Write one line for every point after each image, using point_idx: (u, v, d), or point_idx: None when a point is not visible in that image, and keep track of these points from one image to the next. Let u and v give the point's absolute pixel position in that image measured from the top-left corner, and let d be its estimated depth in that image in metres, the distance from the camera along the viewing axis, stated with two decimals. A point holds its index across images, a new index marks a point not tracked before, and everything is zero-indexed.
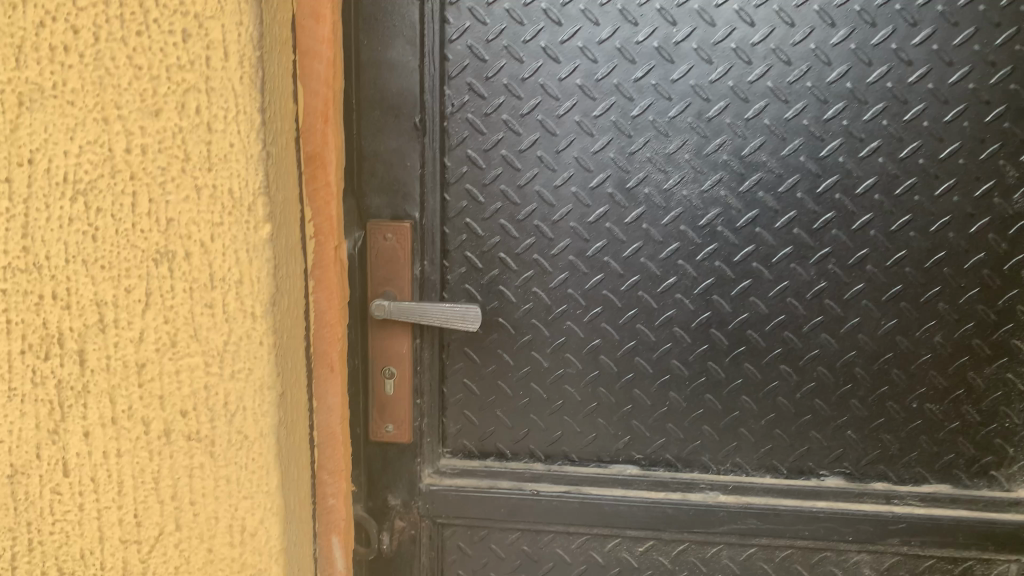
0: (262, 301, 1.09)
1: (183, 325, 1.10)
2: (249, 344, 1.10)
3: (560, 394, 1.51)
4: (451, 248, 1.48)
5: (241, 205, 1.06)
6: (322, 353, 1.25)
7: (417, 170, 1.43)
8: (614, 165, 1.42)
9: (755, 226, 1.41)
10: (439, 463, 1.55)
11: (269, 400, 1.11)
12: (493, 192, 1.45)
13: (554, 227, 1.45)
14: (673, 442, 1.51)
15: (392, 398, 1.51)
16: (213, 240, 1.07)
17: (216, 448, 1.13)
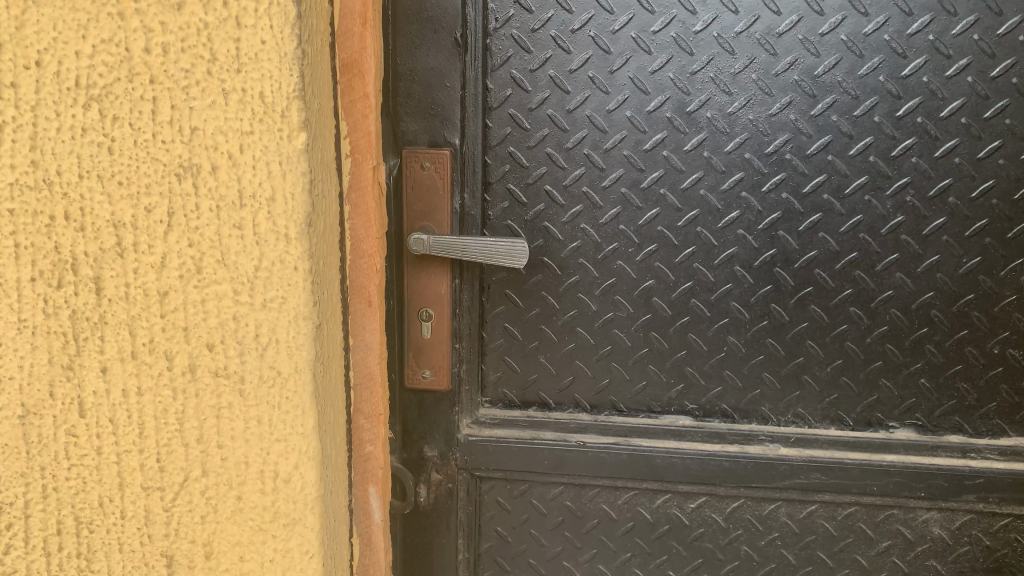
0: (297, 221, 0.97)
1: (208, 248, 0.99)
2: (282, 269, 0.98)
3: (609, 338, 1.41)
4: (493, 179, 1.37)
5: (273, 112, 0.94)
6: (359, 287, 1.14)
7: (457, 91, 1.32)
8: (674, 86, 1.31)
9: (827, 154, 1.30)
10: (478, 413, 1.45)
11: (305, 332, 1.00)
12: (540, 118, 1.34)
13: (606, 156, 1.34)
14: (730, 391, 1.40)
15: (429, 341, 1.39)
16: (241, 152, 0.96)
17: (246, 386, 1.03)
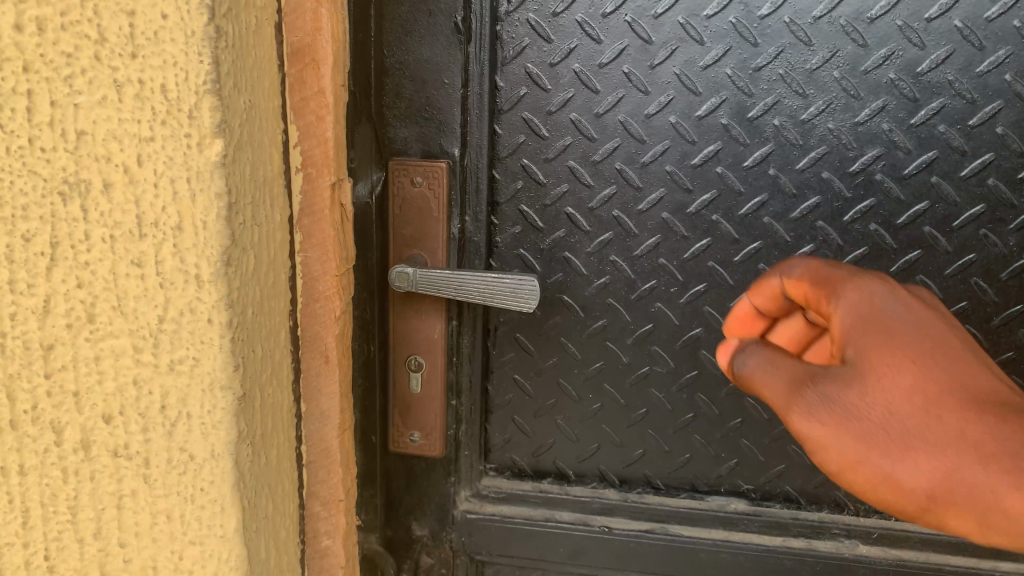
0: (209, 258, 0.72)
1: (101, 291, 0.75)
2: (193, 323, 0.74)
3: (644, 400, 1.13)
4: (502, 199, 1.11)
5: (178, 111, 0.69)
6: (313, 339, 0.89)
7: (458, 90, 1.05)
8: (731, 86, 1.03)
9: (930, 175, 1.01)
10: (480, 484, 1.19)
11: (224, 407, 0.75)
12: (561, 124, 1.07)
13: (643, 172, 1.07)
14: (795, 470, 1.12)
15: (419, 398, 1.12)
16: (140, 165, 0.72)
17: (151, 471, 0.78)
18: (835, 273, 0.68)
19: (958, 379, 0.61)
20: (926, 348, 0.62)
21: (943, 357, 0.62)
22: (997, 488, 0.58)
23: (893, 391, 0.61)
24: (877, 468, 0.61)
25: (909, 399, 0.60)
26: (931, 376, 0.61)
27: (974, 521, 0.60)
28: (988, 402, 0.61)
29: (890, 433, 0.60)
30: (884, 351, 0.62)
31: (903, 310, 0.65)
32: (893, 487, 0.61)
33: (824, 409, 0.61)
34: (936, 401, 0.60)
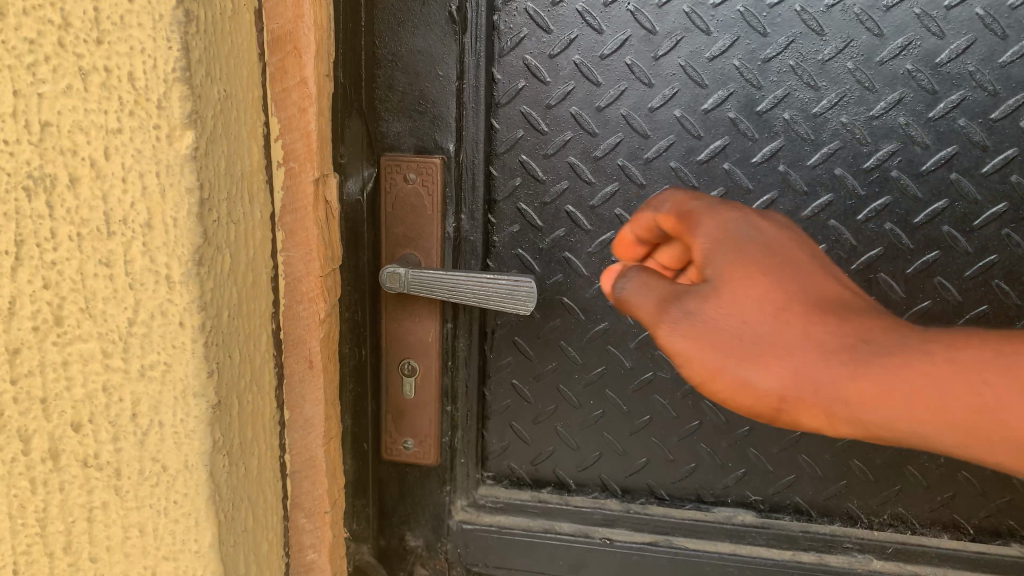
0: (181, 258, 0.68)
1: (68, 292, 0.70)
2: (165, 326, 0.69)
3: (648, 407, 1.08)
4: (500, 197, 1.07)
5: (146, 100, 0.65)
6: (296, 343, 0.85)
7: (453, 83, 1.00)
8: (739, 78, 0.98)
9: (948, 171, 0.96)
10: (477, 493, 1.14)
11: (197, 416, 0.71)
12: (561, 118, 1.03)
13: (647, 169, 1.02)
14: (806, 481, 1.07)
15: (412, 404, 1.08)
16: (107, 158, 0.67)
17: (123, 482, 0.74)
18: (692, 204, 0.66)
19: (807, 285, 0.59)
20: (772, 258, 0.60)
21: (791, 266, 0.60)
22: (849, 379, 0.54)
23: (743, 299, 0.58)
24: (733, 374, 0.57)
25: (763, 309, 0.58)
26: (780, 281, 0.59)
27: (833, 419, 0.56)
28: (839, 303, 0.58)
29: (741, 337, 0.57)
30: (737, 267, 0.60)
31: (753, 230, 0.63)
32: (749, 393, 0.58)
33: (678, 324, 0.59)
34: (785, 302, 0.57)
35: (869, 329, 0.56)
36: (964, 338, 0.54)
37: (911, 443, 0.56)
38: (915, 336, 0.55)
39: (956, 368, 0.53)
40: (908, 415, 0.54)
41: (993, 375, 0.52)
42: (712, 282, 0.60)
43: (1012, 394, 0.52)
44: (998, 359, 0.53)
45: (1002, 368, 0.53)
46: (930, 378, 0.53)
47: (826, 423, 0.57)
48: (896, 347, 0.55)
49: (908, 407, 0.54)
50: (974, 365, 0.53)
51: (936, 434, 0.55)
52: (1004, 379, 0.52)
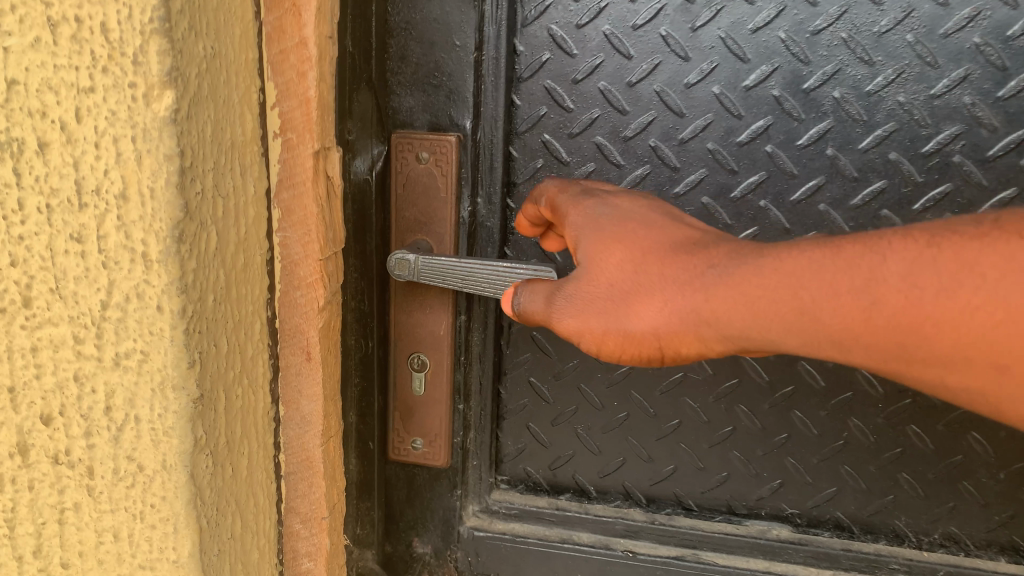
0: (158, 234, 0.60)
1: (37, 270, 0.64)
2: (141, 310, 0.62)
3: (677, 410, 0.99)
4: (519, 179, 0.99)
5: (121, 55, 0.58)
6: (292, 332, 0.77)
7: (470, 54, 0.92)
8: (785, 52, 0.89)
9: (1018, 157, 0.86)
10: (489, 499, 1.06)
11: (176, 411, 0.64)
12: (588, 94, 0.95)
13: (681, 151, 0.94)
14: (848, 495, 0.98)
15: (422, 401, 1.00)
16: (78, 121, 0.60)
17: (95, 482, 0.67)
18: (560, 198, 0.79)
19: (654, 237, 0.68)
20: (629, 225, 0.70)
21: (650, 225, 0.70)
22: (702, 307, 0.62)
23: (610, 266, 0.68)
24: (619, 329, 0.66)
25: (622, 268, 0.67)
26: (638, 241, 0.68)
27: (709, 344, 0.64)
28: (689, 245, 0.66)
29: (616, 297, 0.67)
30: (596, 241, 0.70)
31: (611, 207, 0.73)
32: (636, 341, 0.66)
33: (568, 300, 0.70)
34: (642, 257, 0.67)
35: (711, 259, 0.64)
36: (782, 249, 0.60)
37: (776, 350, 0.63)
38: (744, 256, 0.62)
39: (776, 278, 0.59)
40: (751, 325, 0.61)
41: (804, 279, 0.59)
42: (586, 260, 0.70)
43: (822, 291, 0.58)
44: (809, 264, 0.59)
45: (813, 271, 0.58)
46: (755, 292, 0.60)
47: (707, 349, 0.65)
48: (730, 271, 0.62)
49: (746, 319, 0.61)
50: (794, 273, 0.59)
51: (786, 339, 0.61)
52: (813, 280, 0.58)
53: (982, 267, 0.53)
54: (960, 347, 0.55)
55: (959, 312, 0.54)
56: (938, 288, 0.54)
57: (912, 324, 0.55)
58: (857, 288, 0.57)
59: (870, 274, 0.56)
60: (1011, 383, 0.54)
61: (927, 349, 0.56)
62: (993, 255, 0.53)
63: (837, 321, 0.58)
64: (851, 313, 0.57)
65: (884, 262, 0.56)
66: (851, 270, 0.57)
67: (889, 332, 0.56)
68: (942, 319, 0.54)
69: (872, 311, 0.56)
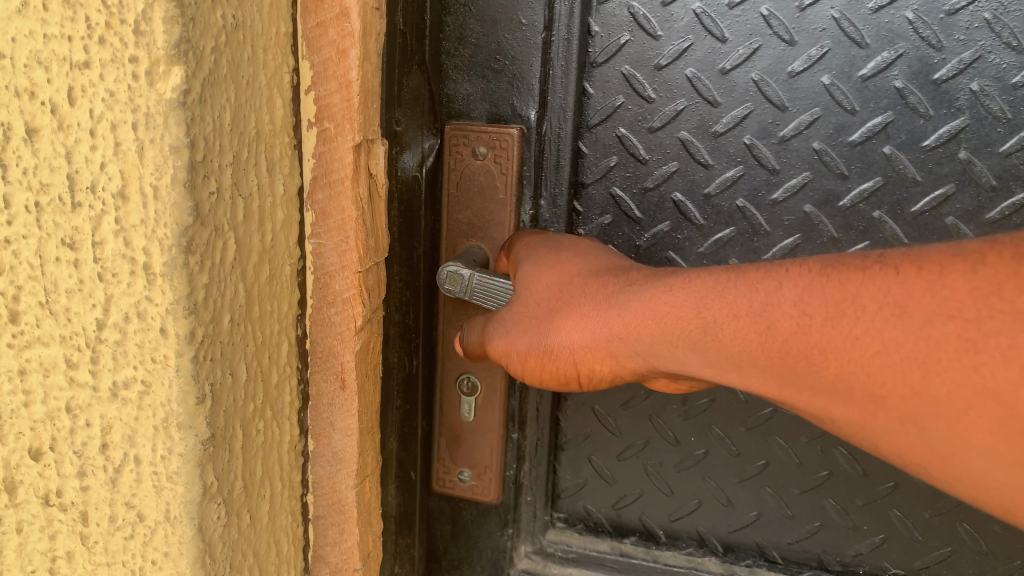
0: (161, 243, 0.49)
1: (25, 280, 0.54)
2: (142, 333, 0.51)
3: (764, 449, 0.86)
4: (589, 179, 0.87)
5: (120, 22, 0.47)
6: (325, 355, 0.66)
7: (539, 34, 0.80)
8: (912, 36, 0.75)
9: None
10: (544, 539, 0.94)
11: (181, 454, 0.53)
12: (672, 83, 0.82)
13: (780, 150, 0.81)
14: (965, 557, 0.84)
15: (471, 429, 0.90)
16: (71, 103, 0.49)
17: (90, 530, 0.57)
18: (518, 235, 0.82)
19: (586, 264, 0.71)
20: (569, 252, 0.73)
21: (587, 257, 0.73)
22: (614, 323, 0.64)
23: (540, 288, 0.72)
24: (540, 344, 0.70)
25: (548, 290, 0.71)
26: (570, 267, 0.71)
27: (622, 360, 0.65)
28: (616, 273, 0.68)
29: (542, 315, 0.70)
30: (535, 265, 0.74)
31: (556, 241, 0.76)
32: (554, 361, 0.69)
33: (507, 320, 0.74)
34: (569, 279, 0.70)
35: (629, 281, 0.65)
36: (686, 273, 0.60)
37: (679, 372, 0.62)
38: (654, 277, 0.63)
39: (670, 297, 0.60)
40: (649, 341, 0.61)
41: (698, 298, 0.58)
42: (520, 285, 0.74)
43: (720, 313, 0.56)
44: (713, 286, 0.58)
45: (716, 293, 0.57)
46: (652, 310, 0.61)
47: (621, 367, 0.66)
48: (636, 290, 0.63)
49: (647, 335, 0.61)
50: (699, 292, 0.58)
51: (682, 361, 0.60)
52: (714, 302, 0.57)
53: (864, 296, 0.49)
54: (843, 377, 0.50)
55: (842, 340, 0.49)
56: (825, 317, 0.50)
57: (801, 351, 0.52)
58: (754, 312, 0.54)
59: (766, 298, 0.54)
60: (891, 420, 0.48)
61: (815, 378, 0.51)
62: (873, 287, 0.49)
63: (733, 344, 0.55)
64: (749, 337, 0.54)
65: (780, 287, 0.53)
66: (750, 293, 0.55)
67: (783, 359, 0.53)
68: (827, 347, 0.50)
69: (768, 334, 0.53)
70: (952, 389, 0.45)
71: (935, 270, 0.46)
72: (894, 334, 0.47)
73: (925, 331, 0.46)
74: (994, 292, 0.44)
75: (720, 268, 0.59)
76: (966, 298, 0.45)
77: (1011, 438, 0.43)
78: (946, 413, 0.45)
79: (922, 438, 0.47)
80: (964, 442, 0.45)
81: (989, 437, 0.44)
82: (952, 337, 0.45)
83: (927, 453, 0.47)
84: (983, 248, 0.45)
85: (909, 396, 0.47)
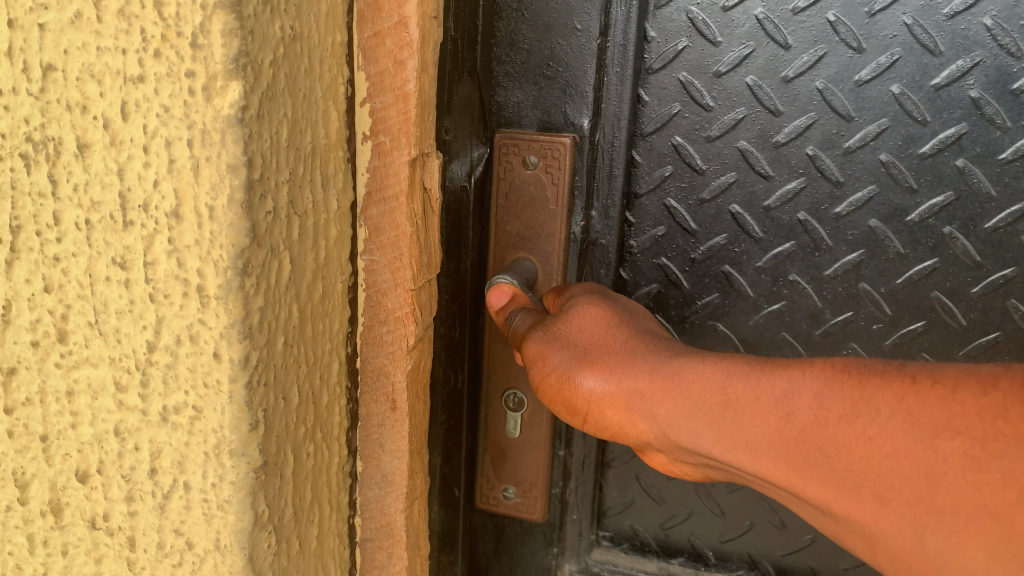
0: (215, 265, 0.47)
1: (74, 299, 0.52)
2: (194, 357, 0.49)
3: None
4: (641, 190, 0.84)
5: (177, 35, 0.45)
6: (375, 375, 0.64)
7: (593, 41, 0.78)
8: (990, 43, 0.72)
9: None
10: (590, 558, 0.92)
11: (233, 482, 0.51)
12: (732, 91, 0.79)
13: (845, 161, 0.78)
14: None
15: (517, 445, 0.88)
16: (124, 118, 0.47)
17: (137, 555, 0.56)
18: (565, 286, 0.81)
19: (625, 317, 0.70)
20: (610, 302, 0.71)
21: (626, 311, 0.71)
22: (639, 382, 0.63)
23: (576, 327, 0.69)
24: (566, 372, 0.67)
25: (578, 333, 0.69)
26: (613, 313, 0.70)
27: (635, 421, 0.65)
28: (649, 337, 0.67)
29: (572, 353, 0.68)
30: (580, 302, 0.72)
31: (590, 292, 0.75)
32: (571, 395, 0.67)
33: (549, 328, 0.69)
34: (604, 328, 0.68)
35: (662, 349, 0.64)
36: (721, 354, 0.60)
37: (689, 447, 0.62)
38: (689, 352, 0.63)
39: (694, 372, 0.60)
40: (665, 411, 0.61)
41: (721, 377, 0.58)
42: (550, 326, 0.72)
43: (744, 393, 0.56)
44: (742, 366, 0.57)
45: (743, 374, 0.57)
46: (677, 382, 0.61)
47: (630, 427, 0.65)
48: (668, 360, 0.63)
49: (664, 404, 0.61)
50: (726, 369, 0.58)
51: (693, 435, 0.60)
52: (739, 380, 0.56)
53: (878, 399, 0.48)
54: (853, 474, 0.49)
55: (856, 438, 0.49)
56: (842, 412, 0.50)
57: (815, 443, 0.51)
58: (775, 397, 0.54)
59: (788, 387, 0.54)
60: (894, 522, 0.48)
61: (825, 470, 0.51)
62: (888, 392, 0.48)
63: (749, 425, 0.55)
64: (766, 421, 0.54)
65: (802, 377, 0.53)
66: (773, 378, 0.55)
67: (797, 446, 0.52)
68: (840, 442, 0.50)
69: (786, 421, 0.53)
70: (954, 504, 0.44)
71: (949, 384, 0.46)
72: (904, 440, 0.47)
73: (933, 441, 0.46)
74: (1000, 416, 0.43)
75: (753, 355, 0.58)
76: (973, 417, 0.44)
77: (1003, 558, 0.43)
78: (947, 525, 0.45)
79: (916, 545, 0.47)
80: (961, 556, 0.45)
81: (982, 555, 0.44)
82: (959, 451, 0.44)
83: (919, 561, 0.47)
84: (997, 371, 0.45)
85: (914, 502, 0.46)
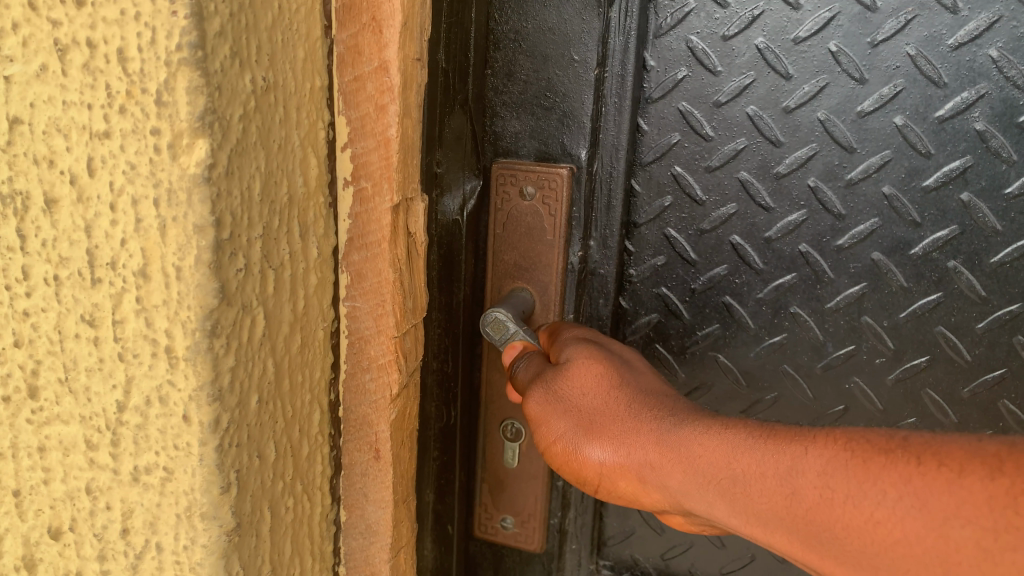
0: (183, 326, 0.46)
1: (44, 354, 0.50)
2: (164, 418, 0.48)
3: None
4: (641, 219, 0.83)
5: (142, 91, 0.43)
6: (359, 424, 0.63)
7: (591, 71, 0.76)
8: (995, 75, 0.69)
9: None
10: None
11: (205, 545, 0.49)
12: (732, 121, 0.77)
13: (848, 193, 0.76)
14: None
15: (515, 475, 0.86)
16: (90, 174, 0.46)
17: None
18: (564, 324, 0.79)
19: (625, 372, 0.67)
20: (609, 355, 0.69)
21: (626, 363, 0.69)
22: (645, 452, 0.61)
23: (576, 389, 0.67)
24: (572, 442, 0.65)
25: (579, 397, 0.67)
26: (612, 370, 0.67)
27: (645, 488, 0.63)
28: (651, 394, 0.65)
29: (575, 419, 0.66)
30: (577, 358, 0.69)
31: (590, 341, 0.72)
32: (580, 466, 0.65)
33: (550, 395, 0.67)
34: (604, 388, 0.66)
35: (664, 411, 0.62)
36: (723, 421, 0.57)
37: (701, 514, 0.60)
38: (691, 416, 0.60)
39: (695, 443, 0.58)
40: (673, 481, 0.59)
41: (725, 450, 0.55)
42: None
43: (748, 468, 0.54)
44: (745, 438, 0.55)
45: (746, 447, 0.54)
46: (682, 453, 0.58)
47: (642, 493, 0.64)
48: (671, 425, 0.60)
49: (671, 475, 0.59)
50: (730, 441, 0.56)
51: (705, 506, 0.58)
52: (743, 455, 0.54)
53: (884, 481, 0.46)
54: (868, 557, 0.47)
55: (864, 522, 0.47)
56: (849, 494, 0.48)
57: (824, 524, 0.49)
58: (780, 474, 0.52)
59: (792, 462, 0.51)
60: None
61: (840, 552, 0.49)
62: (894, 473, 0.46)
63: (758, 502, 0.53)
64: (774, 499, 0.52)
65: (806, 453, 0.51)
66: (777, 452, 0.52)
67: (806, 526, 0.51)
68: (848, 524, 0.48)
69: (792, 500, 0.51)
70: None
71: (954, 468, 0.44)
72: (915, 526, 0.45)
73: (943, 528, 0.44)
74: (1010, 506, 0.41)
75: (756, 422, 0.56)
76: (983, 505, 0.42)
77: None
78: None
79: None
80: None
81: None
82: (970, 541, 0.42)
83: None
84: (1002, 452, 0.43)
85: None
